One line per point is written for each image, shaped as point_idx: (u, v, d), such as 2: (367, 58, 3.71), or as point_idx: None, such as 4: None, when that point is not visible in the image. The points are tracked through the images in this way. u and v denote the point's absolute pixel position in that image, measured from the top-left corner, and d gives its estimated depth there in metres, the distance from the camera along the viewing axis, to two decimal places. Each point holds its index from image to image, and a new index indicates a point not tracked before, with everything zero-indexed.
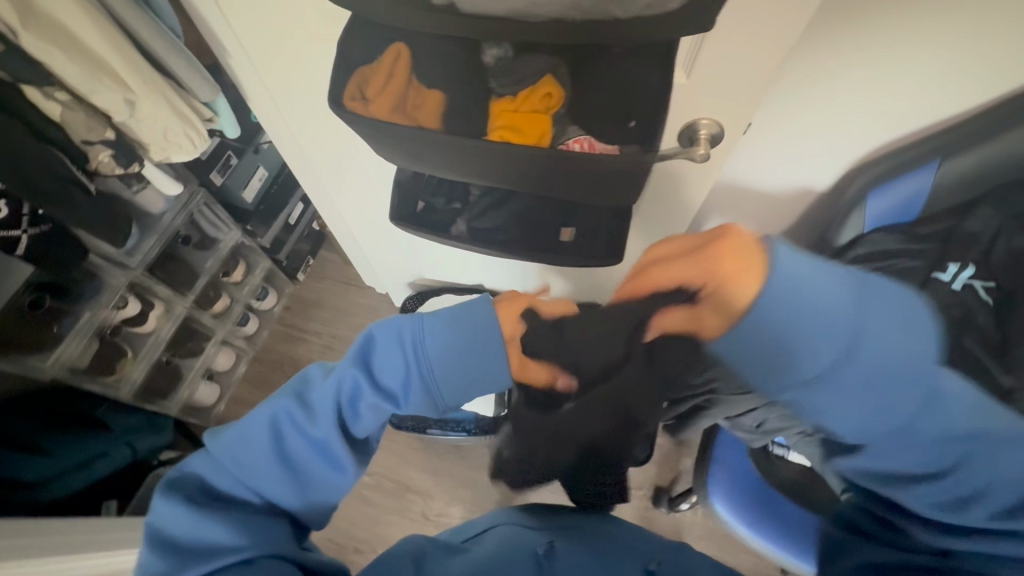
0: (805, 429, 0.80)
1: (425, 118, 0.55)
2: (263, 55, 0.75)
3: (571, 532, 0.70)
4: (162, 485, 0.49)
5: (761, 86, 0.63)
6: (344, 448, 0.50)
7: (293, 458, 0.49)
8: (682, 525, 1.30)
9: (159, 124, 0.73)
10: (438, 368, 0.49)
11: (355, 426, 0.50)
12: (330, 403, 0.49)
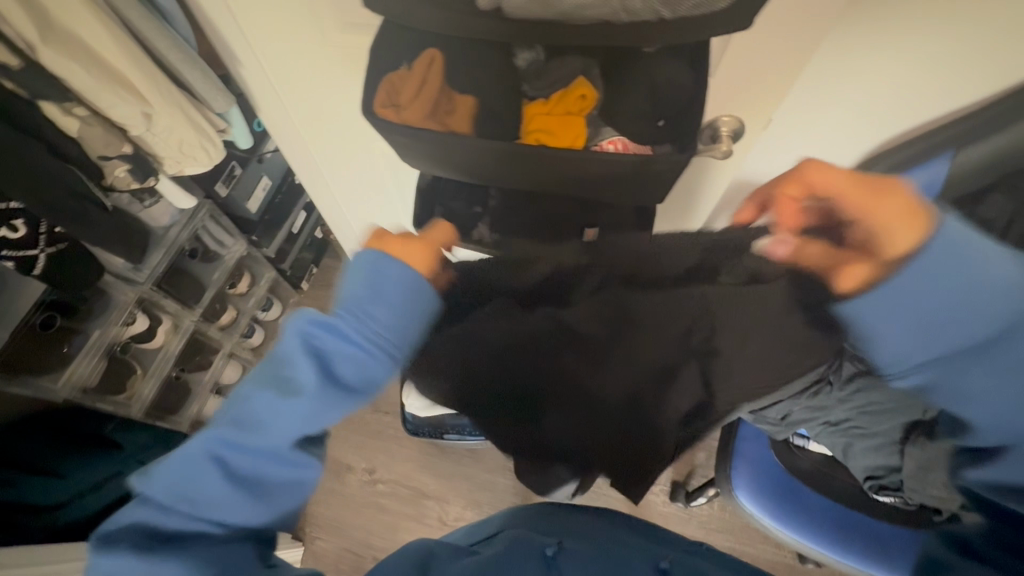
0: (829, 418, 0.81)
1: (456, 124, 0.56)
2: (278, 64, 0.74)
3: (581, 538, 0.68)
4: (97, 543, 0.48)
5: (786, 82, 0.64)
6: (296, 448, 0.52)
7: (242, 473, 0.50)
8: (700, 518, 1.31)
9: (176, 136, 0.73)
10: (368, 328, 0.52)
11: (306, 428, 0.51)
12: (265, 411, 0.50)
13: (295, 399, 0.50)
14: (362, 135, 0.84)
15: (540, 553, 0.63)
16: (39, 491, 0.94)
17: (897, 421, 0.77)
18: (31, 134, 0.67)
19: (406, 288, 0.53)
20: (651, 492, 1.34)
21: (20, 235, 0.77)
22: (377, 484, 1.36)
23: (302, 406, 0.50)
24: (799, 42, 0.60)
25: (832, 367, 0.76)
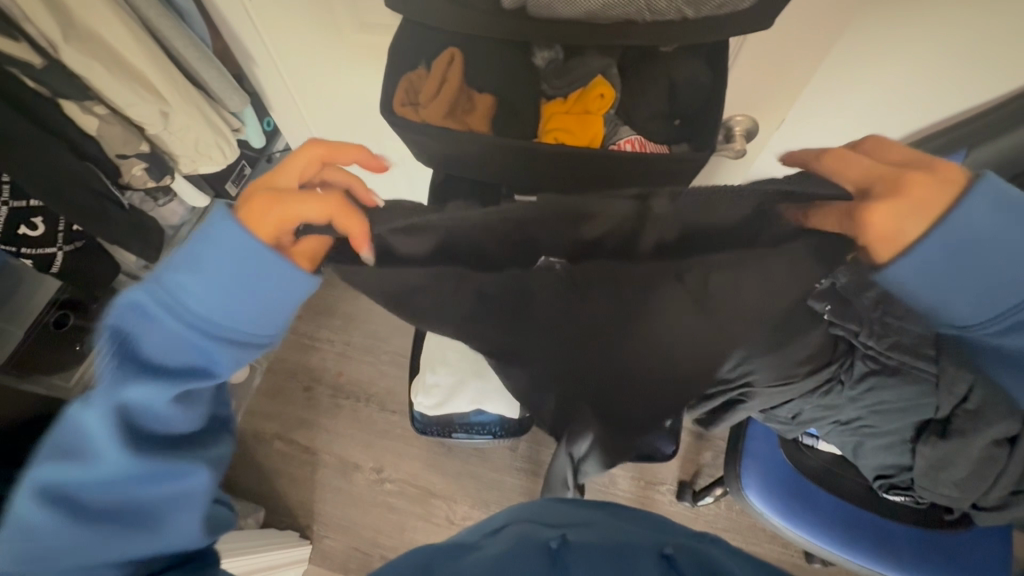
0: (840, 417, 0.81)
1: (475, 123, 0.56)
2: (297, 63, 0.75)
3: (586, 530, 0.62)
4: None
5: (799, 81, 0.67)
6: (156, 446, 0.46)
7: (101, 498, 0.44)
8: (706, 518, 1.31)
9: (192, 133, 0.74)
10: (219, 299, 0.45)
11: (156, 420, 0.46)
12: (105, 418, 0.44)
13: (109, 395, 0.44)
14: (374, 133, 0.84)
15: (540, 546, 0.57)
16: None
17: (908, 420, 0.77)
18: (53, 132, 0.67)
19: (251, 257, 0.45)
20: (657, 493, 1.34)
21: (40, 233, 0.77)
22: (385, 483, 1.36)
23: (122, 398, 0.44)
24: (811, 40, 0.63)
25: (842, 366, 0.77)
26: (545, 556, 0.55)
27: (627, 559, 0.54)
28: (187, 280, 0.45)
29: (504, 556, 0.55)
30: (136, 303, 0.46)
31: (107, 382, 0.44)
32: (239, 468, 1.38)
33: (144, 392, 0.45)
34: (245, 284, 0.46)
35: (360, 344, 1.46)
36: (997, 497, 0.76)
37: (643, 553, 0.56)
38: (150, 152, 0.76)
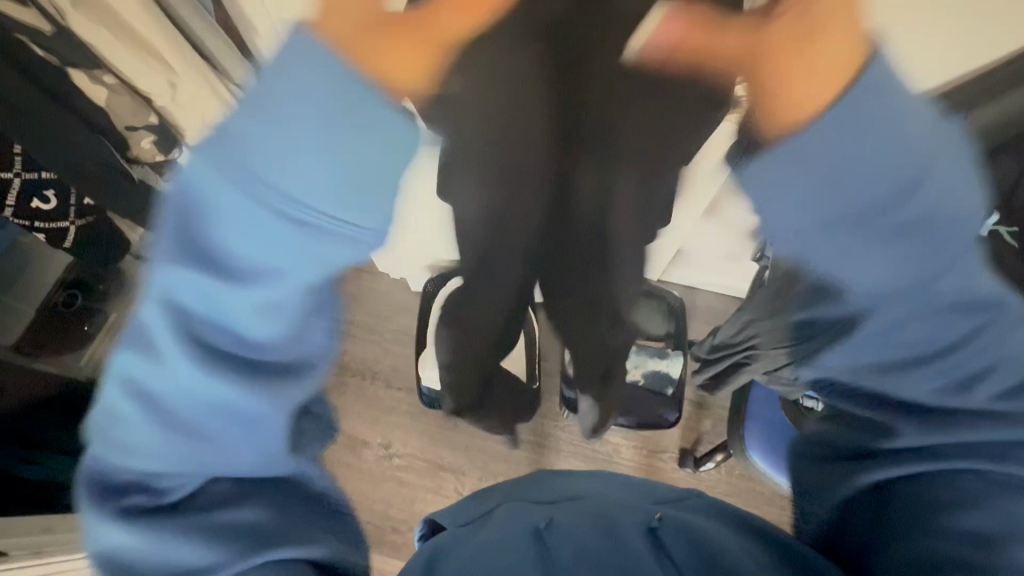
0: None
1: None
2: None
3: (579, 508, 0.64)
4: (86, 520, 0.41)
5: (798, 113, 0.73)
6: (228, 362, 0.39)
7: (171, 404, 0.39)
8: (707, 482, 1.35)
9: (198, 104, 0.75)
10: (259, 161, 0.33)
11: (255, 322, 0.38)
12: (173, 302, 0.37)
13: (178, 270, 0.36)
14: None
15: (531, 530, 0.58)
16: None
17: None
18: (62, 104, 0.64)
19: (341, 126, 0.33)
20: (661, 460, 1.37)
21: (52, 206, 0.73)
22: (394, 458, 1.38)
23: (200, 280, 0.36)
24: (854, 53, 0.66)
25: None
26: (534, 539, 0.57)
27: (615, 537, 0.57)
28: (252, 126, 0.33)
29: (499, 540, 0.56)
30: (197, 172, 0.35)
31: (201, 255, 0.36)
32: None
33: (207, 247, 0.36)
34: (299, 147, 0.33)
35: (364, 323, 1.47)
36: None
37: (632, 530, 0.58)
38: (159, 125, 0.77)
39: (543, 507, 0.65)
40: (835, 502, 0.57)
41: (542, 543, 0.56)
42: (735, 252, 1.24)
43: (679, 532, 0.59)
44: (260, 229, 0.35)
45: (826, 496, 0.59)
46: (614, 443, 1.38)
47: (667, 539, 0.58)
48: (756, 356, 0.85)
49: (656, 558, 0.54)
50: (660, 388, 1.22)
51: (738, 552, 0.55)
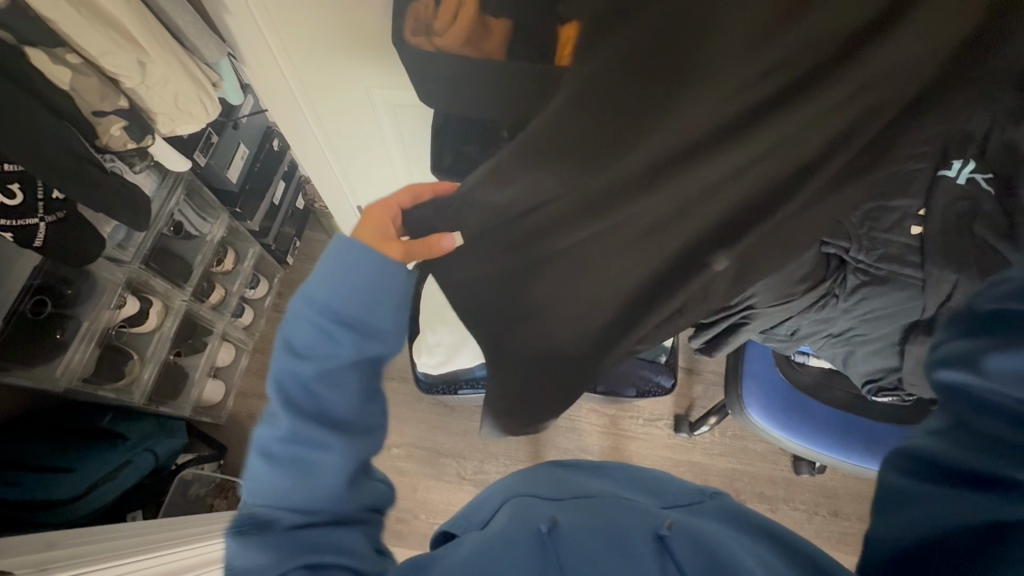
0: (833, 329, 0.88)
1: (453, 33, 0.54)
2: (294, 33, 0.71)
3: (587, 508, 0.59)
4: (228, 527, 0.56)
5: None
6: (325, 424, 0.58)
7: (280, 445, 0.56)
8: (702, 446, 1.38)
9: (172, 87, 0.70)
10: (337, 289, 0.58)
11: (329, 399, 0.58)
12: (285, 382, 0.58)
13: (281, 358, 0.59)
14: (357, 84, 0.79)
15: (535, 532, 0.54)
16: (48, 487, 0.95)
17: (897, 324, 0.82)
18: (21, 87, 0.60)
19: (367, 268, 0.58)
20: (656, 428, 1.39)
21: (17, 203, 0.68)
22: (392, 448, 1.36)
23: (311, 370, 0.58)
24: None
25: (836, 281, 0.84)
26: (537, 546, 0.52)
27: (625, 540, 0.53)
28: (321, 290, 0.58)
29: (506, 535, 0.54)
30: (299, 313, 0.59)
31: (305, 350, 0.59)
32: (238, 450, 1.34)
33: (301, 370, 0.58)
34: (359, 321, 0.59)
35: None
36: None
37: (639, 536, 0.53)
38: (129, 109, 0.71)
39: (551, 504, 0.60)
40: (918, 527, 0.41)
41: (548, 545, 0.52)
42: None
43: (694, 540, 0.53)
44: (347, 411, 0.59)
45: (901, 518, 0.42)
46: (610, 415, 1.39)
47: (677, 545, 0.52)
48: (752, 318, 0.89)
49: (662, 563, 0.50)
50: (654, 356, 1.24)
51: (748, 555, 0.50)
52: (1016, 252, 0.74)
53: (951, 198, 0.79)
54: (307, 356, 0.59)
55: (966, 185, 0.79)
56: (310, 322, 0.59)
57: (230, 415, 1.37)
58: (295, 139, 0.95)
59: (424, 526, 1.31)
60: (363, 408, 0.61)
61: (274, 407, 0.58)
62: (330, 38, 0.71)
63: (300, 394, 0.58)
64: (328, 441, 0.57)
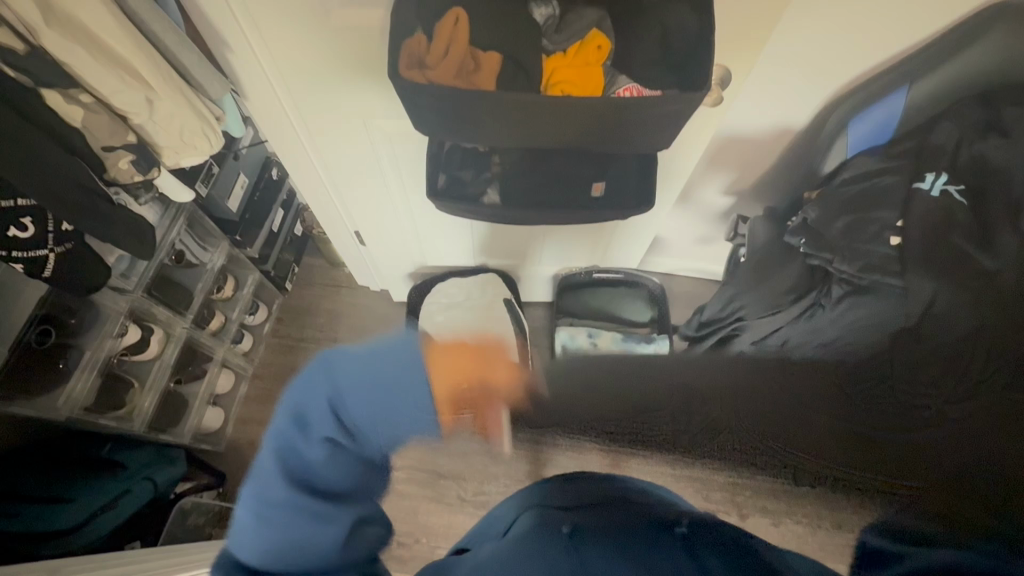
0: (822, 340, 0.89)
1: (443, 67, 0.56)
2: (293, 70, 0.74)
3: (607, 515, 0.59)
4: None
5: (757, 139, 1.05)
6: (330, 501, 0.48)
7: (275, 519, 0.45)
8: None
9: (176, 121, 0.73)
10: (372, 383, 0.47)
11: (341, 478, 0.49)
12: (291, 449, 0.47)
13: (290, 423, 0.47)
14: (354, 115, 0.82)
15: (556, 537, 0.54)
16: (47, 518, 0.94)
17: (883, 332, 0.84)
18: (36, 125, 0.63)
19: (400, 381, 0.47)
20: None
21: (29, 235, 0.70)
22: None
23: (328, 450, 0.47)
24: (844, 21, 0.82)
25: (821, 292, 0.86)
26: (560, 546, 0.52)
27: (643, 541, 0.52)
28: (351, 368, 0.47)
29: (525, 541, 0.53)
30: (325, 376, 0.47)
31: (324, 421, 0.47)
32: (237, 478, 1.34)
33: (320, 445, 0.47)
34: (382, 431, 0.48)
35: (347, 339, 1.47)
36: (965, 386, 0.84)
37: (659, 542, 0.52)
38: (136, 144, 0.74)
39: (572, 512, 0.60)
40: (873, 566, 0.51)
41: (570, 546, 0.52)
42: (701, 234, 1.36)
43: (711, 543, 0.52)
44: (358, 488, 0.51)
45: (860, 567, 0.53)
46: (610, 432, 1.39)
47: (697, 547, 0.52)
48: None
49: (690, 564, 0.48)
50: None
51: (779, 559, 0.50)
52: (990, 258, 0.78)
53: (929, 208, 0.81)
54: (326, 429, 0.47)
55: (941, 196, 0.81)
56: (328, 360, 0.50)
57: (230, 442, 1.37)
58: (293, 169, 0.98)
59: (425, 551, 1.29)
60: (369, 481, 0.53)
61: (270, 466, 0.46)
62: (327, 72, 0.75)
63: (304, 466, 0.47)
64: (338, 515, 0.48)
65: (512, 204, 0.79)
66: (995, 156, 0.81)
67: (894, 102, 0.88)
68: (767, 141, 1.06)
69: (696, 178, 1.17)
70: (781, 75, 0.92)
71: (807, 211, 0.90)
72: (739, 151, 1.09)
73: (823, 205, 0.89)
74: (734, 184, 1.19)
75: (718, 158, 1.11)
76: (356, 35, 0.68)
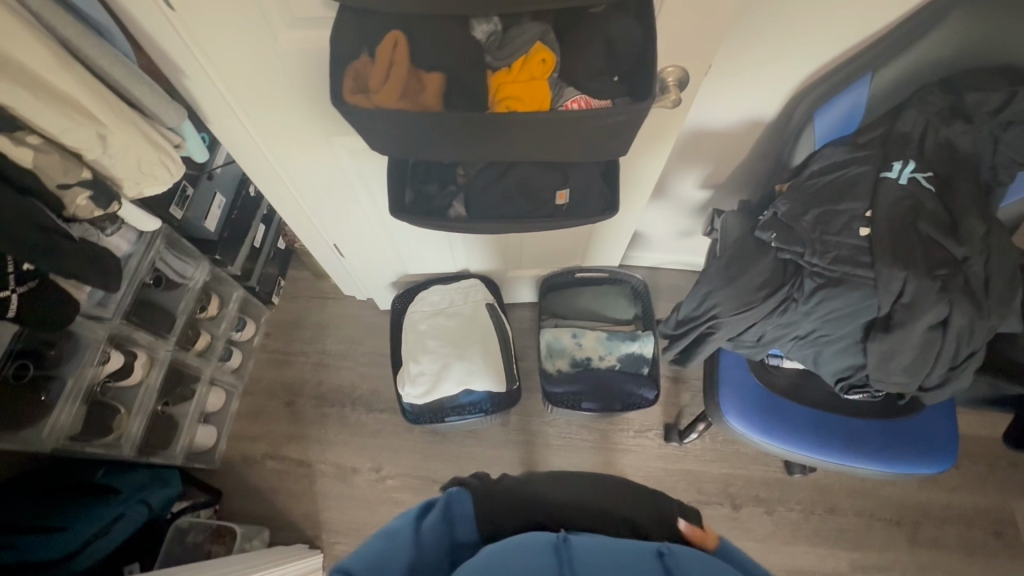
0: (798, 333, 0.89)
1: (383, 93, 0.56)
2: (247, 95, 0.74)
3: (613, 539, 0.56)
4: None
5: (727, 131, 1.05)
6: None
7: None
8: (694, 454, 1.37)
9: (133, 155, 0.73)
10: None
11: None
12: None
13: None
14: (315, 133, 0.82)
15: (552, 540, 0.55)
16: (40, 548, 0.95)
17: (856, 323, 0.83)
18: None
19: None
20: (647, 439, 1.39)
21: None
22: (387, 480, 1.36)
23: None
24: (798, 13, 0.82)
25: (794, 286, 0.86)
26: (551, 553, 0.53)
27: (622, 553, 0.53)
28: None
29: (515, 548, 0.53)
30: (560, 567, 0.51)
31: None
32: (234, 494, 1.35)
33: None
34: None
35: (336, 350, 1.48)
36: (940, 375, 0.83)
37: (642, 561, 0.51)
38: (93, 179, 0.74)
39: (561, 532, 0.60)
40: None
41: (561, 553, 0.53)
42: (682, 228, 1.36)
43: (694, 563, 0.52)
44: None
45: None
46: (601, 429, 1.39)
47: (680, 567, 0.51)
48: (718, 326, 0.92)
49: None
50: (636, 368, 1.27)
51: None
52: (960, 245, 0.78)
53: (896, 197, 0.81)
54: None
55: (908, 185, 0.81)
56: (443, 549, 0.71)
57: (224, 459, 1.38)
58: (263, 188, 0.98)
59: None
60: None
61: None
62: (282, 92, 0.74)
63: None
64: None
65: (478, 216, 0.79)
66: (960, 142, 0.81)
67: (857, 92, 0.85)
68: (738, 135, 1.06)
69: (668, 172, 1.17)
70: (743, 68, 0.92)
71: (778, 205, 0.89)
72: (708, 144, 1.09)
73: (792, 197, 0.88)
74: (710, 177, 1.18)
75: (687, 151, 1.11)
76: (305, 59, 0.69)
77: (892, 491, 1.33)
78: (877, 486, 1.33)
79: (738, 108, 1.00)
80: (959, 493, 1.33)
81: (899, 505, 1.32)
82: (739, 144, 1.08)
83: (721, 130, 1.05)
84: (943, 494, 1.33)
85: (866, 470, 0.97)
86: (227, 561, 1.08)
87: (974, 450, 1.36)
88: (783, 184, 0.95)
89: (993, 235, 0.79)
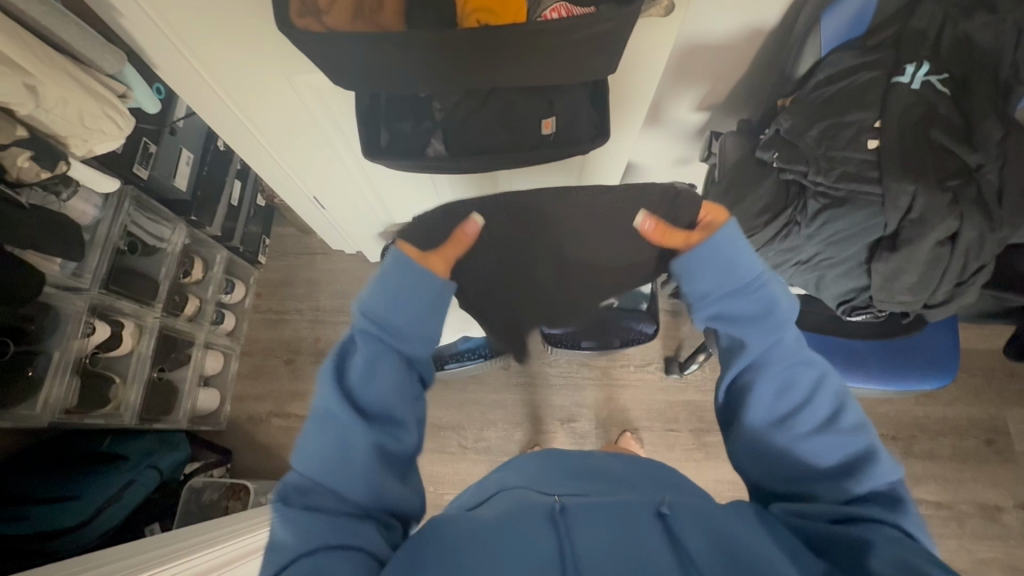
0: (800, 257, 0.86)
1: (333, 15, 0.52)
2: (193, 31, 0.67)
3: (605, 486, 0.57)
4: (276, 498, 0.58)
5: (724, 44, 0.96)
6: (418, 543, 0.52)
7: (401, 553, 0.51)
8: (694, 385, 1.39)
9: (72, 107, 0.67)
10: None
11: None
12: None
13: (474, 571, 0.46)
14: (277, 71, 0.75)
15: (545, 509, 0.52)
16: (57, 517, 0.97)
17: (861, 243, 0.79)
18: None
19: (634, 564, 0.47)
20: (648, 374, 1.40)
21: None
22: None
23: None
24: None
25: (797, 208, 0.82)
26: (548, 524, 0.50)
27: (624, 513, 0.52)
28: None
29: (508, 523, 0.50)
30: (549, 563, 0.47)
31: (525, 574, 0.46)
32: (244, 452, 1.37)
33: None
34: None
35: (330, 307, 1.46)
36: (945, 293, 0.81)
37: (644, 520, 0.51)
38: (32, 139, 0.68)
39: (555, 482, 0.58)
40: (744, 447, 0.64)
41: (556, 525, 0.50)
42: (677, 156, 1.29)
43: (694, 521, 0.52)
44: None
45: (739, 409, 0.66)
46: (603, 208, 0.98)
47: (682, 528, 0.51)
48: None
49: (673, 553, 0.48)
50: (635, 305, 1.27)
51: (770, 552, 0.49)
52: (973, 152, 0.73)
53: (907, 103, 0.75)
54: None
55: (921, 89, 0.76)
56: (387, 383, 0.63)
57: (231, 419, 1.39)
58: (229, 140, 0.91)
59: (435, 499, 1.32)
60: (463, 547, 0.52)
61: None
62: (231, 22, 0.66)
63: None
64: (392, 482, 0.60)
65: (459, 154, 0.73)
66: (980, 37, 0.75)
67: None
68: (737, 47, 0.97)
69: (661, 93, 1.09)
70: None
71: (781, 122, 0.83)
72: (705, 60, 1.00)
73: (796, 111, 0.82)
74: (708, 97, 1.11)
75: (681, 68, 1.03)
76: None
77: (890, 408, 1.36)
78: (876, 405, 1.36)
79: (736, 17, 0.90)
80: (956, 406, 1.35)
81: (897, 421, 1.35)
82: (737, 58, 1.00)
83: (719, 42, 0.96)
84: (939, 408, 1.35)
85: (867, 389, 0.97)
86: (240, 517, 1.09)
87: (973, 363, 1.37)
88: (785, 99, 0.88)
89: (1011, 139, 0.74)
